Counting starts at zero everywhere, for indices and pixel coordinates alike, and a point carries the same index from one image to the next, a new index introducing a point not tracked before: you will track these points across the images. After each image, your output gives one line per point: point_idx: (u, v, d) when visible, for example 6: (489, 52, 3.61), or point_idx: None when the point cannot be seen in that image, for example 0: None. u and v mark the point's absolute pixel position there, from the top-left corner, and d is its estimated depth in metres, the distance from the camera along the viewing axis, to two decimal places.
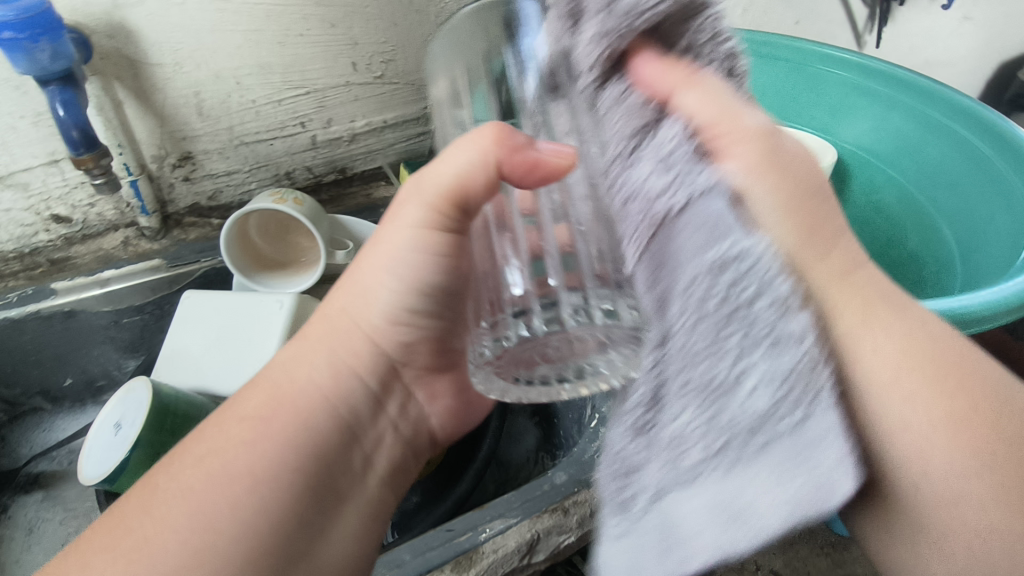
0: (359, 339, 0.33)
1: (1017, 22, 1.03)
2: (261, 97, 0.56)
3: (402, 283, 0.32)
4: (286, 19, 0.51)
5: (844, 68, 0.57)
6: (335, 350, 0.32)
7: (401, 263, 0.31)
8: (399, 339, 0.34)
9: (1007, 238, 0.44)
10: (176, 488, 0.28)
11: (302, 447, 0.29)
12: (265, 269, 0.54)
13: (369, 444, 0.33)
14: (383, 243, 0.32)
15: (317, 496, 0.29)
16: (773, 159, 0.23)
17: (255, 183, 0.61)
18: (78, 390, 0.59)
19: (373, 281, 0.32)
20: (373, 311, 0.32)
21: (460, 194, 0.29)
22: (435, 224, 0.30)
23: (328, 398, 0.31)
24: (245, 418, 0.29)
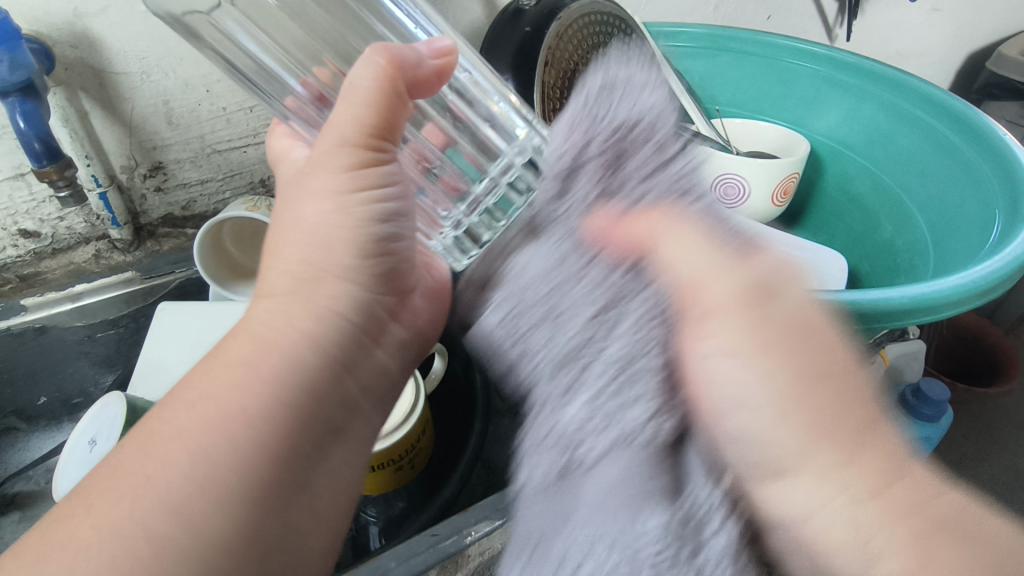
0: (328, 282, 0.32)
1: (982, 13, 1.05)
2: (232, 104, 0.55)
3: (346, 216, 0.32)
4: None
5: (815, 62, 0.57)
6: (311, 298, 0.31)
7: (342, 200, 0.32)
8: (365, 270, 0.33)
9: (975, 223, 0.44)
10: (171, 433, 0.28)
11: (292, 383, 0.29)
12: (241, 278, 0.54)
13: (358, 382, 0.33)
14: (314, 195, 0.32)
15: (311, 428, 0.30)
16: (755, 312, 0.26)
17: (229, 192, 0.60)
18: (53, 408, 0.58)
19: (320, 223, 0.32)
20: (333, 256, 0.32)
21: (378, 121, 0.31)
22: (361, 160, 0.32)
23: (312, 337, 0.31)
24: (233, 362, 0.30)
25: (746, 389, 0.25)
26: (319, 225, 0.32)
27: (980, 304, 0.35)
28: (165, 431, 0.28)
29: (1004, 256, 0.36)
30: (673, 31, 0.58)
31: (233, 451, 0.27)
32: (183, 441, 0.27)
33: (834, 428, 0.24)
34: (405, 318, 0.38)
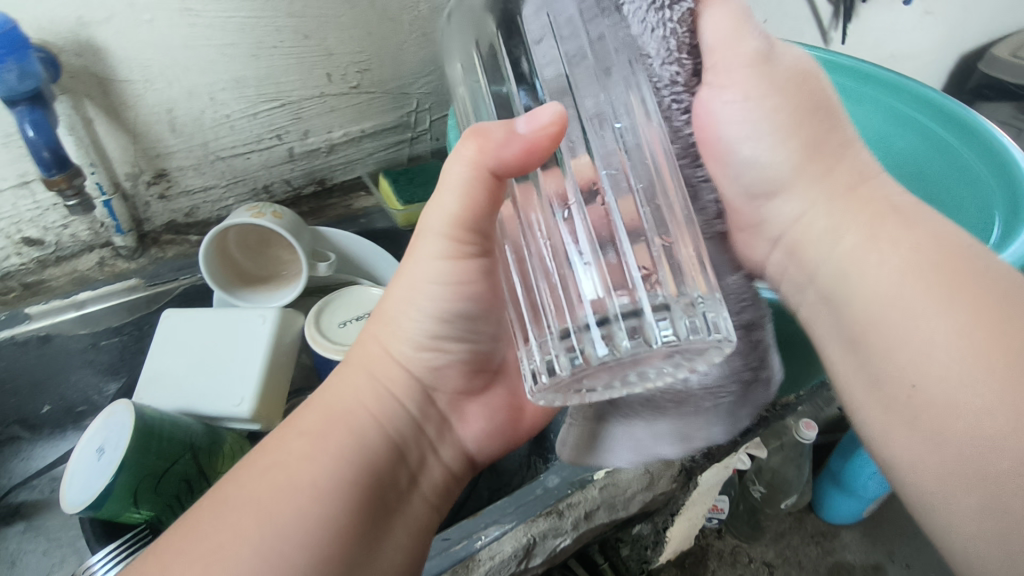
0: (391, 366, 0.35)
1: (975, 15, 1.06)
2: (236, 111, 0.55)
3: (427, 315, 0.33)
4: (259, 32, 0.51)
5: (815, 66, 0.58)
6: (374, 374, 0.34)
7: (424, 296, 0.33)
8: (428, 364, 0.35)
9: (973, 225, 0.46)
10: (243, 497, 0.30)
11: (357, 463, 0.31)
12: (246, 283, 0.54)
13: (414, 464, 0.34)
14: (407, 276, 0.34)
15: (372, 509, 0.31)
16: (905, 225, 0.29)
17: (232, 198, 0.61)
18: (58, 416, 0.57)
19: (401, 313, 0.34)
20: (396, 346, 0.34)
21: (469, 219, 0.31)
22: (457, 254, 0.32)
23: (378, 419, 0.33)
24: (305, 434, 0.32)
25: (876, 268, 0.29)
26: (403, 316, 0.34)
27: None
28: (235, 497, 0.30)
29: (1008, 256, 0.36)
30: None
31: (303, 526, 0.28)
32: (255, 513, 0.29)
33: (883, 227, 0.30)
34: (465, 420, 0.37)
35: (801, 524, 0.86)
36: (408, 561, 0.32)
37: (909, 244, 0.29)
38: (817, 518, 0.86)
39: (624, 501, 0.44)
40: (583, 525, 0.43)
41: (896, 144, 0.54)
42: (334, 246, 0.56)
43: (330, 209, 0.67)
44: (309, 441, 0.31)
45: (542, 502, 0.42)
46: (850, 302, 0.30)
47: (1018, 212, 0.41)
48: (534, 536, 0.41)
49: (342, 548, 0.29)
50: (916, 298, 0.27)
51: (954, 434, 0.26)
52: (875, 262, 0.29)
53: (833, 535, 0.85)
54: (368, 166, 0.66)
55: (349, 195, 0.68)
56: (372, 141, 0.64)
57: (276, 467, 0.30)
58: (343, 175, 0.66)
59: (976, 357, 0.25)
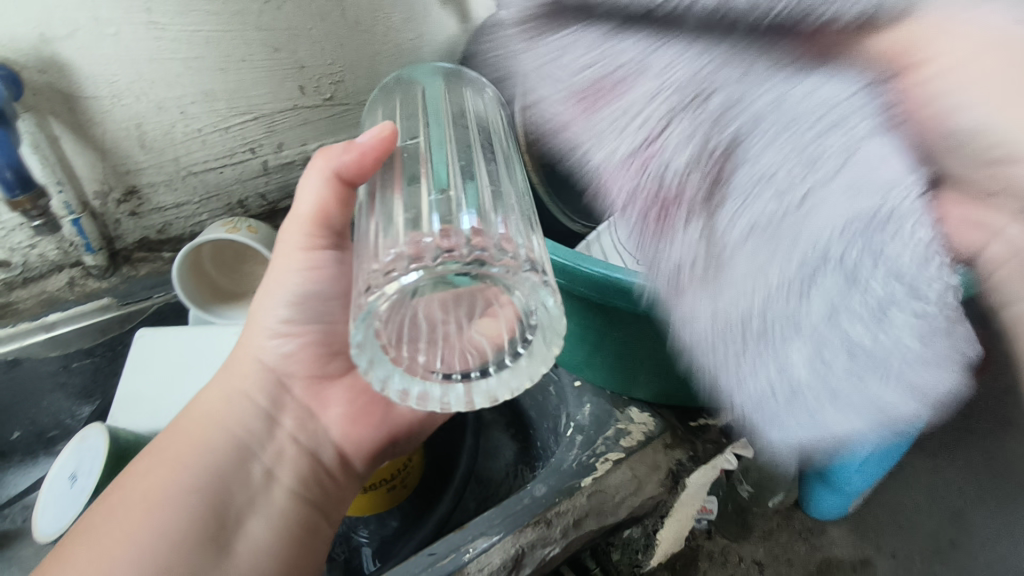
0: (250, 365, 0.37)
1: None
2: (206, 125, 0.54)
3: (292, 298, 0.36)
4: (227, 44, 0.51)
5: None
6: (226, 382, 0.37)
7: (284, 287, 0.36)
8: (284, 349, 0.37)
9: None
10: (88, 524, 0.32)
11: (197, 468, 0.33)
12: (224, 299, 0.52)
13: (268, 458, 0.36)
14: (273, 277, 0.37)
15: (210, 515, 0.32)
16: None
17: (206, 214, 0.60)
18: (28, 441, 0.55)
19: (265, 311, 0.37)
20: (257, 341, 0.37)
21: (320, 216, 0.35)
22: (313, 245, 0.36)
23: (227, 426, 0.35)
24: (151, 454, 0.34)
25: None
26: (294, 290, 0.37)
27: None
28: (95, 521, 0.32)
29: None
30: None
31: (134, 540, 0.30)
32: (109, 537, 0.30)
33: None
34: (328, 403, 0.38)
35: (788, 521, 0.86)
36: (269, 556, 0.33)
37: None
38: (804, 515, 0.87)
39: (612, 507, 0.43)
40: (573, 533, 0.42)
41: None
42: None
43: None
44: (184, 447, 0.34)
45: (529, 512, 0.41)
46: None
47: None
48: (522, 545, 0.40)
49: (185, 539, 0.31)
50: None
51: None
52: None
53: (820, 531, 0.85)
54: None
55: None
56: None
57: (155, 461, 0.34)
58: None
59: None
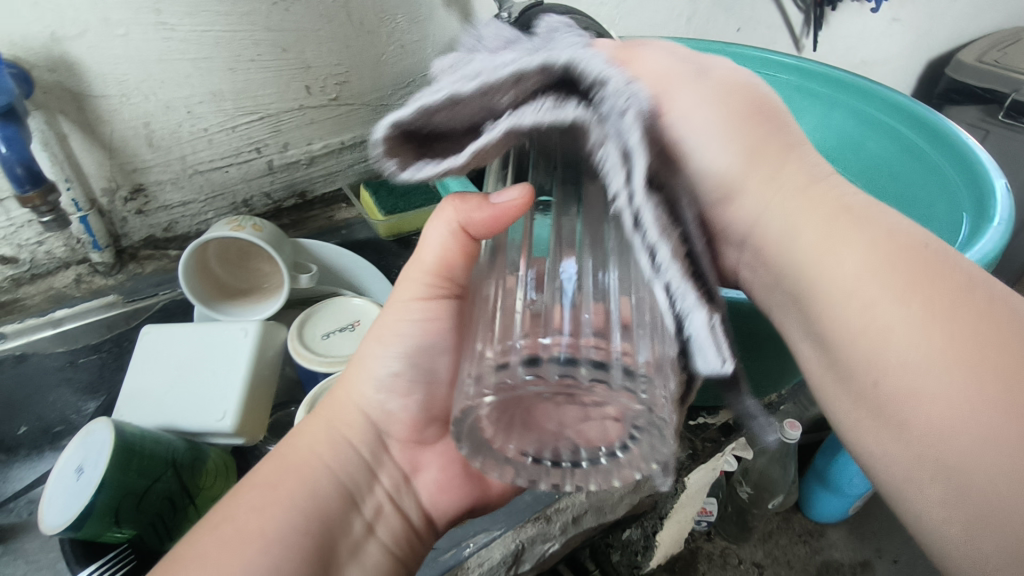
0: (353, 412, 0.36)
1: (937, 23, 1.18)
2: (214, 125, 0.55)
3: (400, 354, 0.35)
4: (235, 45, 0.52)
5: (786, 71, 0.59)
6: (331, 420, 0.35)
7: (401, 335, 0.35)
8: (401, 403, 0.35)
9: (945, 224, 0.46)
10: (194, 554, 0.28)
11: (308, 510, 0.30)
12: (230, 297, 0.53)
13: (368, 510, 0.34)
14: (383, 324, 0.36)
15: (319, 565, 0.29)
16: (891, 257, 0.25)
17: (212, 212, 0.60)
18: (34, 437, 0.53)
19: (373, 358, 0.36)
20: (360, 388, 0.36)
21: (446, 269, 0.35)
22: (432, 295, 0.35)
23: (333, 470, 0.33)
24: (260, 485, 0.31)
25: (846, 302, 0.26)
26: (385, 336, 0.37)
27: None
28: (190, 554, 0.28)
29: (975, 253, 0.37)
30: None
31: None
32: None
33: (833, 229, 0.27)
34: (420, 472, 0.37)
35: (788, 524, 0.87)
36: None
37: (870, 246, 0.26)
38: (805, 518, 0.87)
39: (611, 506, 0.45)
40: (571, 530, 0.43)
41: (869, 147, 0.55)
42: (317, 258, 0.55)
43: (312, 220, 0.67)
44: (300, 492, 0.31)
45: (530, 508, 0.42)
46: (873, 336, 0.25)
47: (983, 208, 0.42)
48: (522, 541, 0.41)
49: None
50: (919, 345, 0.24)
51: (914, 425, 0.24)
52: (878, 299, 0.25)
53: (820, 534, 0.86)
54: (349, 178, 0.67)
55: (331, 206, 0.68)
56: (351, 154, 0.65)
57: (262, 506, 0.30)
58: (324, 187, 0.66)
59: (906, 299, 0.25)
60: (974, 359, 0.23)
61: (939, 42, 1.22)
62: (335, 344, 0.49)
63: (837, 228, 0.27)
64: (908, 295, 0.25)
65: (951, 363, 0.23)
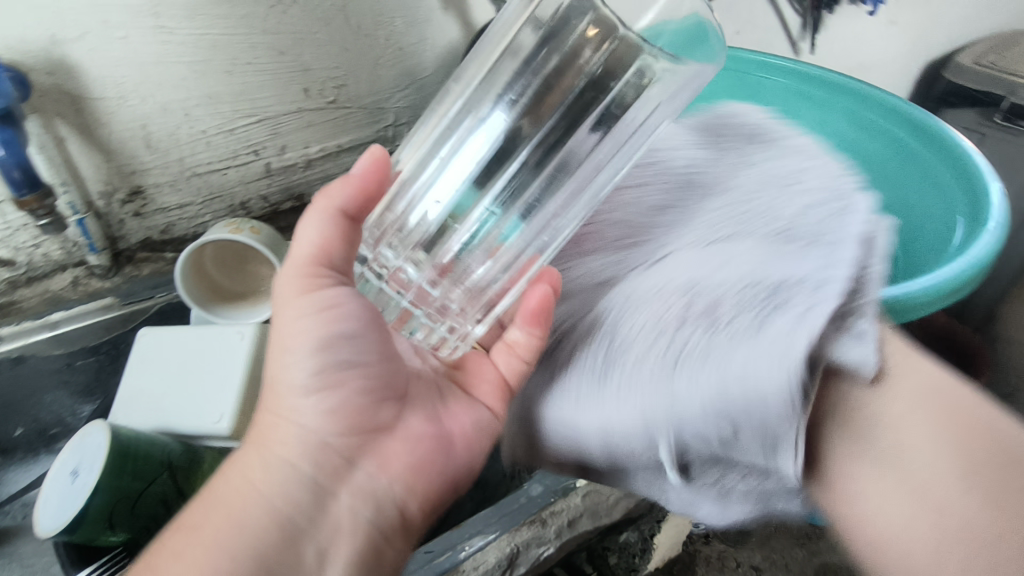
0: (283, 423, 0.34)
1: (936, 25, 1.18)
2: (212, 127, 0.55)
3: (311, 348, 0.35)
4: (233, 48, 0.52)
5: (782, 73, 0.58)
6: (265, 447, 0.34)
7: (299, 331, 0.35)
8: (321, 406, 0.34)
9: (941, 229, 0.46)
10: None
11: (239, 554, 0.30)
12: (226, 300, 0.53)
13: (322, 536, 0.33)
14: (282, 334, 0.36)
15: None
16: (940, 428, 0.31)
17: (209, 215, 0.60)
18: (30, 439, 0.55)
19: (279, 360, 0.35)
20: (290, 401, 0.34)
21: (323, 255, 0.36)
22: (313, 286, 0.36)
23: (266, 496, 0.32)
24: (193, 538, 0.31)
25: (920, 449, 0.31)
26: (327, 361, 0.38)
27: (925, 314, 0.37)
28: None
29: (968, 258, 0.37)
30: None
31: None
32: None
33: (943, 425, 0.31)
34: (383, 458, 0.35)
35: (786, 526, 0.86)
36: None
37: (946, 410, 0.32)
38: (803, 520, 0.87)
39: (605, 510, 0.45)
40: (567, 533, 0.43)
41: None
42: None
43: None
44: (258, 504, 0.32)
45: (525, 510, 0.42)
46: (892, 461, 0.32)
47: (979, 211, 0.42)
48: (518, 544, 0.41)
49: None
50: (945, 493, 0.30)
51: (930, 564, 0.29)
52: (923, 448, 0.31)
53: (817, 536, 0.86)
54: None
55: None
56: (349, 156, 0.66)
57: (231, 517, 0.32)
58: (320, 190, 0.66)
59: (961, 478, 0.30)
60: (973, 513, 0.29)
61: (938, 44, 1.23)
62: None
63: (942, 420, 0.31)
64: (929, 447, 0.31)
65: (970, 507, 0.29)
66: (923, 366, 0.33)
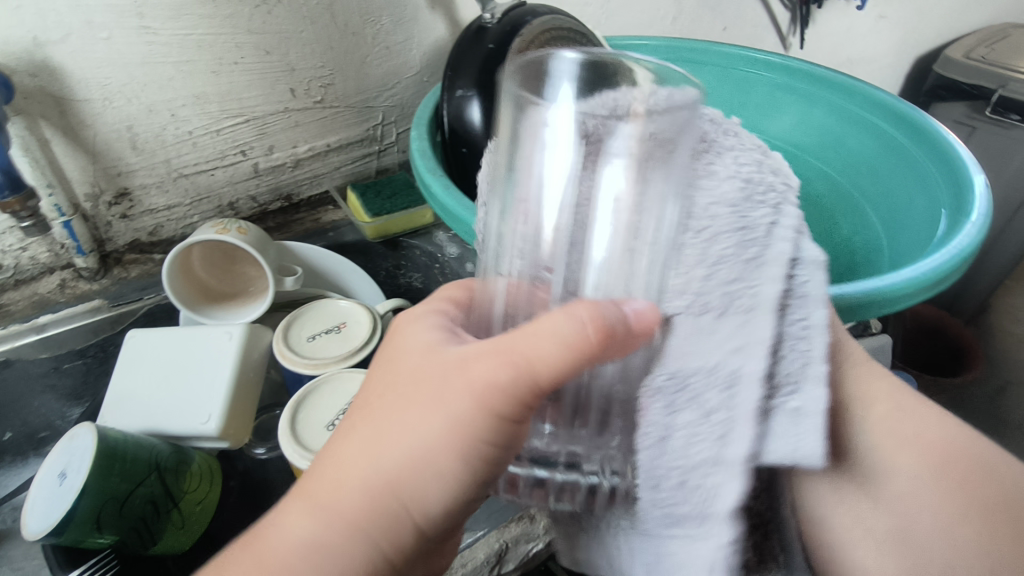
0: (404, 522, 0.27)
1: (925, 20, 1.19)
2: (198, 128, 0.55)
3: (469, 477, 0.27)
4: (218, 48, 0.52)
5: (770, 70, 0.60)
6: (374, 536, 0.26)
7: (451, 437, 0.26)
8: (451, 507, 0.27)
9: (924, 219, 0.46)
10: None
11: None
12: (213, 301, 0.53)
13: None
14: (412, 430, 0.26)
15: None
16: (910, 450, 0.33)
17: (197, 216, 0.60)
18: (18, 442, 0.51)
19: (415, 438, 0.26)
20: (418, 493, 0.26)
21: (527, 373, 0.25)
22: (490, 390, 0.25)
23: None
24: None
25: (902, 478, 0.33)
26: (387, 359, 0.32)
27: (909, 305, 0.37)
28: None
29: (951, 248, 0.37)
30: (636, 43, 0.60)
31: None
32: None
33: (949, 471, 0.32)
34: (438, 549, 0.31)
35: None
36: None
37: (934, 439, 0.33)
38: None
39: None
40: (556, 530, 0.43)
41: (850, 144, 0.56)
42: (302, 260, 0.55)
43: (298, 223, 0.66)
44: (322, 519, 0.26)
45: (514, 507, 0.42)
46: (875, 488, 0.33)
47: (962, 200, 0.42)
48: (506, 541, 0.41)
49: None
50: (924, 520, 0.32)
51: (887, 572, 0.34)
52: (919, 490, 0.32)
53: None
54: (335, 180, 0.67)
55: (317, 209, 0.67)
56: (337, 156, 0.65)
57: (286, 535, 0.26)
58: (309, 190, 0.66)
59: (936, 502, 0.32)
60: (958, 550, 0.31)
61: (927, 39, 1.24)
62: (320, 347, 0.49)
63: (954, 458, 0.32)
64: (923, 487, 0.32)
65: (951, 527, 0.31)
66: (907, 398, 0.34)
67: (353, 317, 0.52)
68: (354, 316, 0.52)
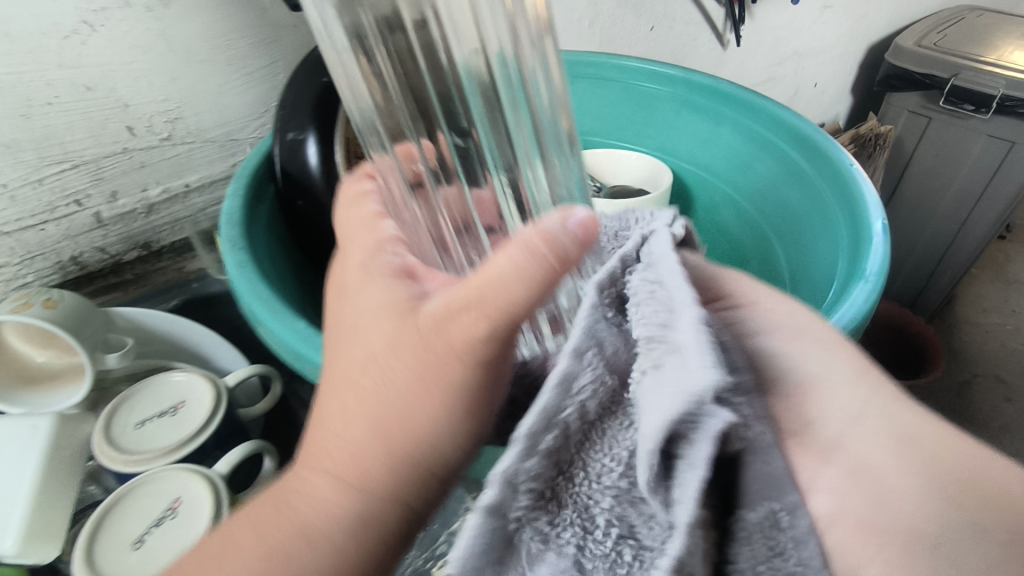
0: (392, 454, 0.24)
1: (874, 8, 1.14)
2: (13, 179, 0.48)
3: (455, 399, 0.23)
4: (24, 89, 0.45)
5: (670, 84, 0.53)
6: (373, 440, 0.24)
7: (407, 336, 0.24)
8: (454, 429, 0.24)
9: (824, 266, 0.40)
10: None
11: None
12: (32, 384, 0.45)
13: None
14: (377, 335, 0.25)
15: None
16: None
17: (32, 275, 0.53)
18: None
19: (377, 335, 0.25)
20: (406, 413, 0.24)
21: (496, 296, 0.21)
22: (457, 309, 0.23)
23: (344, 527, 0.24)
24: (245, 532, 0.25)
25: None
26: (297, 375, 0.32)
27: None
28: None
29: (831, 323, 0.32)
30: None
31: None
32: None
33: None
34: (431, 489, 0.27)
35: None
36: None
37: None
38: None
39: None
40: None
41: (756, 167, 0.50)
42: (137, 329, 0.48)
43: (158, 274, 0.60)
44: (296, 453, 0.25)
45: None
46: None
47: (855, 254, 0.36)
48: None
49: None
50: None
51: None
52: None
53: None
54: (199, 224, 0.60)
55: (182, 256, 0.61)
56: (200, 196, 0.58)
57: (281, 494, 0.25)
58: (171, 237, 0.59)
59: None
60: None
61: (879, 26, 1.18)
62: (148, 437, 0.43)
63: None
64: None
65: None
66: None
67: (195, 394, 0.45)
68: (196, 393, 0.45)
